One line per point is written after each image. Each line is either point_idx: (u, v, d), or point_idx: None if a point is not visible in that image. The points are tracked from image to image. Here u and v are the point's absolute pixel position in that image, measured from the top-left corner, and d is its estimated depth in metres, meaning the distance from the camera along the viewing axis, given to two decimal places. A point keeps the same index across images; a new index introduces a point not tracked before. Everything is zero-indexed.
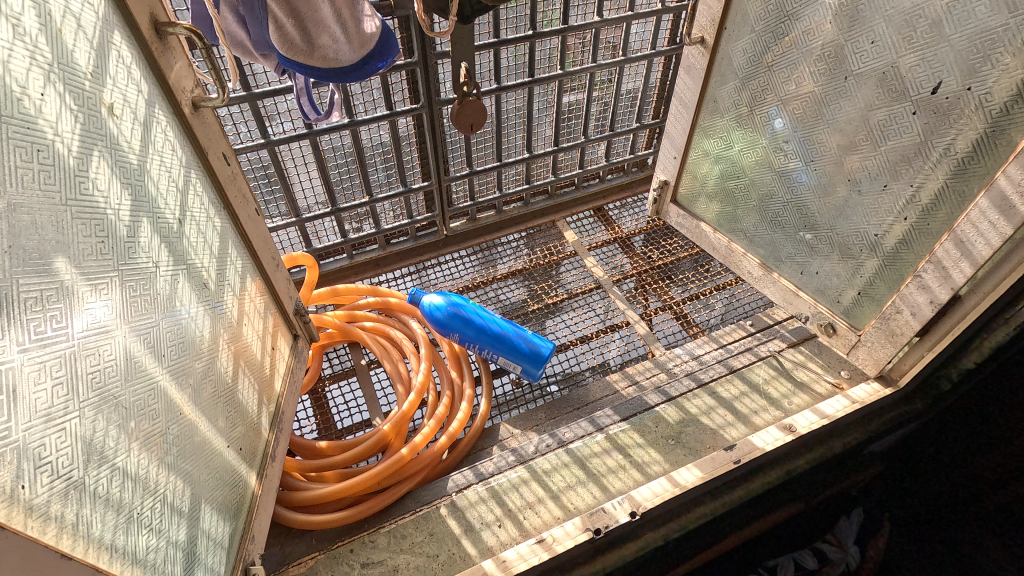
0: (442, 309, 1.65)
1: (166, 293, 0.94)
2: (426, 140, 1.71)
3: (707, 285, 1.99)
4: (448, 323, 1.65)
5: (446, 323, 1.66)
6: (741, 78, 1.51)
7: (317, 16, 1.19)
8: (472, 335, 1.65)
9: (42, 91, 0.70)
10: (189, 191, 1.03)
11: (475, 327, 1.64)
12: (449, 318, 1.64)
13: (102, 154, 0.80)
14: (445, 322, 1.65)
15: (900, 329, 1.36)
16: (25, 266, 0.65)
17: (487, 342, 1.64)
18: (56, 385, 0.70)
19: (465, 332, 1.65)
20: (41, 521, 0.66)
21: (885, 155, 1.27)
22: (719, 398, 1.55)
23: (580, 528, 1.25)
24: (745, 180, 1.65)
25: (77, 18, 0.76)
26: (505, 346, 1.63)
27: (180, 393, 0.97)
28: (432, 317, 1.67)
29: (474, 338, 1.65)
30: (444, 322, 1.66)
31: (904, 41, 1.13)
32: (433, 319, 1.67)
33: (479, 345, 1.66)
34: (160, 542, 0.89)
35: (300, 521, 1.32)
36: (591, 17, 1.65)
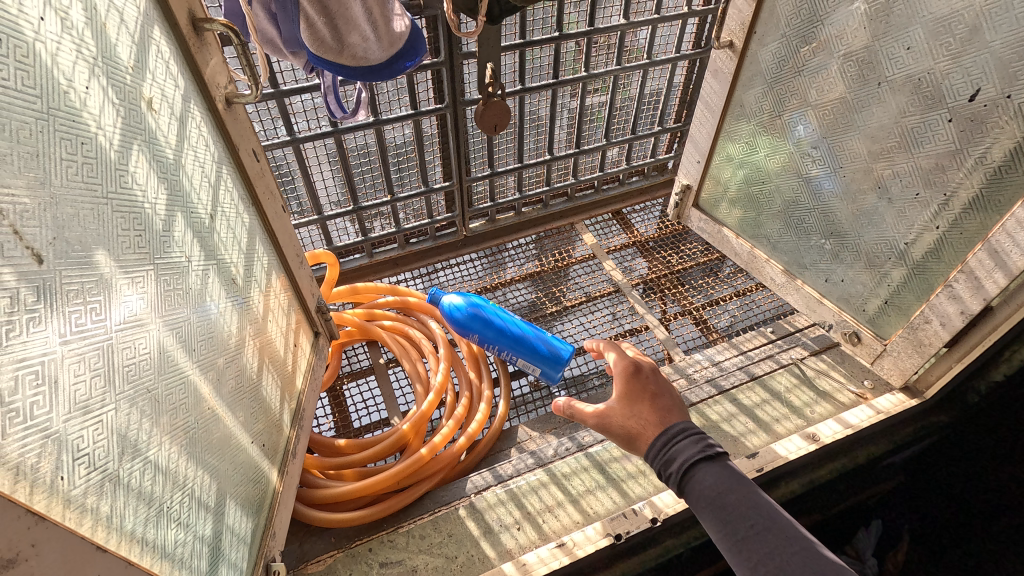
0: (462, 310, 1.64)
1: (197, 288, 0.95)
2: (449, 140, 1.71)
3: (727, 291, 1.98)
4: (468, 324, 1.64)
5: (466, 324, 1.65)
6: (769, 83, 1.50)
7: (348, 15, 1.19)
8: (492, 336, 1.64)
9: (87, 85, 0.70)
10: (220, 187, 1.03)
11: (495, 328, 1.64)
12: (469, 319, 1.64)
13: (141, 148, 0.81)
14: (465, 323, 1.65)
15: (928, 339, 1.34)
16: (67, 258, 0.66)
17: (507, 343, 1.64)
18: (95, 377, 0.70)
19: (484, 333, 1.65)
20: (78, 513, 0.66)
21: (917, 163, 1.25)
22: (740, 405, 1.55)
23: (600, 533, 1.24)
24: (770, 186, 1.64)
25: (120, 13, 0.77)
26: (525, 347, 1.62)
27: (208, 388, 0.97)
28: (451, 317, 1.67)
29: (494, 339, 1.64)
30: (464, 323, 1.65)
31: (942, 48, 1.11)
32: (453, 319, 1.67)
33: (499, 346, 1.65)
34: (187, 537, 0.89)
35: (320, 519, 1.31)
36: (617, 19, 1.64)
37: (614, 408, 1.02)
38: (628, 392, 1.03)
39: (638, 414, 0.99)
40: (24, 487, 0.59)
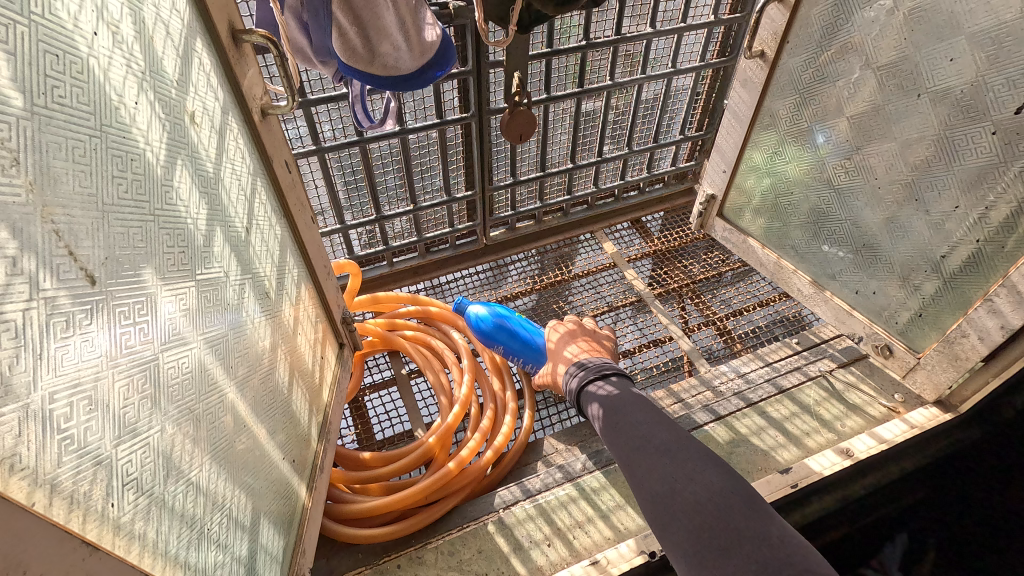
0: (488, 319, 1.65)
1: (234, 302, 0.93)
2: (473, 149, 1.70)
3: (750, 301, 1.96)
4: (494, 334, 1.65)
5: (491, 334, 1.66)
6: (800, 93, 1.48)
7: (379, 24, 1.18)
8: (517, 347, 1.64)
9: (136, 100, 0.68)
10: (255, 200, 1.02)
11: (521, 339, 1.63)
12: (495, 330, 1.64)
13: (185, 163, 0.79)
14: (490, 333, 1.65)
15: (965, 353, 1.32)
16: (118, 278, 0.64)
17: (533, 355, 1.63)
18: (141, 400, 0.68)
19: (510, 344, 1.64)
20: (127, 540, 0.64)
21: (958, 175, 1.23)
22: (769, 418, 1.53)
23: (634, 550, 1.22)
24: (798, 197, 1.62)
25: (166, 26, 0.75)
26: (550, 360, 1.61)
27: (243, 404, 0.95)
28: (477, 327, 1.67)
29: (519, 351, 1.64)
30: (489, 333, 1.66)
31: (987, 59, 1.09)
32: (478, 329, 1.67)
33: (523, 358, 1.64)
34: (225, 558, 0.87)
35: (347, 536, 1.29)
36: (644, 27, 1.63)
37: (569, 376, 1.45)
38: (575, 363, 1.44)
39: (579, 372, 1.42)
40: (78, 515, 0.58)
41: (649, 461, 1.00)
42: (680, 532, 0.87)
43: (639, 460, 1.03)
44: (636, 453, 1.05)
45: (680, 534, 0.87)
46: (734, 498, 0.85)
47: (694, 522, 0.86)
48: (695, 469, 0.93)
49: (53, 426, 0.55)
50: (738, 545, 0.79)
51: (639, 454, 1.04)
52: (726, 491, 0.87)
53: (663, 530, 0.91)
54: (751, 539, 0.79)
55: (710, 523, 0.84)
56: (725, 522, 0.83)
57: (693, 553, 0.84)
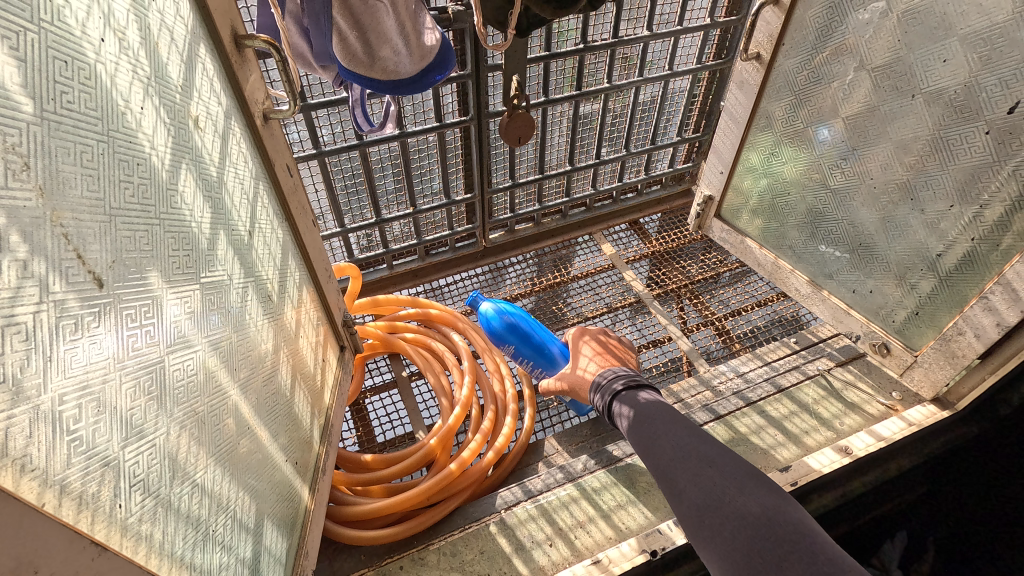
0: (503, 314, 1.70)
1: (237, 305, 0.94)
2: (472, 152, 1.71)
3: (748, 301, 1.97)
4: (506, 331, 1.69)
5: (504, 329, 1.71)
6: (796, 93, 1.49)
7: (379, 29, 1.20)
8: (525, 346, 1.68)
9: (142, 105, 0.69)
10: (257, 203, 1.03)
11: (531, 339, 1.67)
12: (508, 327, 1.69)
13: (189, 167, 0.80)
14: (502, 329, 1.70)
15: (961, 350, 1.33)
16: (125, 281, 0.65)
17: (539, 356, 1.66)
18: (148, 402, 0.69)
19: (519, 343, 1.69)
20: (134, 540, 0.65)
21: (952, 173, 1.24)
22: (768, 417, 1.54)
23: (636, 549, 1.22)
24: (795, 197, 1.63)
25: (171, 32, 0.76)
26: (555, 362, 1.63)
27: (246, 406, 0.96)
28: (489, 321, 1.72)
29: (527, 350, 1.67)
30: (501, 335, 1.71)
31: (980, 60, 1.11)
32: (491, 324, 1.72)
33: (529, 357, 1.68)
34: (230, 559, 0.87)
35: (349, 537, 1.29)
36: (641, 30, 1.64)
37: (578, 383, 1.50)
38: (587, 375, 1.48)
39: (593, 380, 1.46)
40: (86, 515, 0.58)
41: (692, 473, 1.01)
42: (730, 545, 0.88)
43: (676, 468, 1.05)
44: (674, 464, 1.06)
45: (728, 547, 0.88)
46: (782, 514, 0.86)
47: (742, 534, 0.87)
48: (745, 485, 0.93)
49: (62, 427, 0.55)
50: (790, 559, 0.80)
51: (679, 466, 1.04)
52: (778, 507, 0.87)
53: (708, 543, 0.91)
54: (802, 556, 0.80)
55: (759, 537, 0.85)
56: (775, 537, 0.83)
57: (741, 566, 0.85)
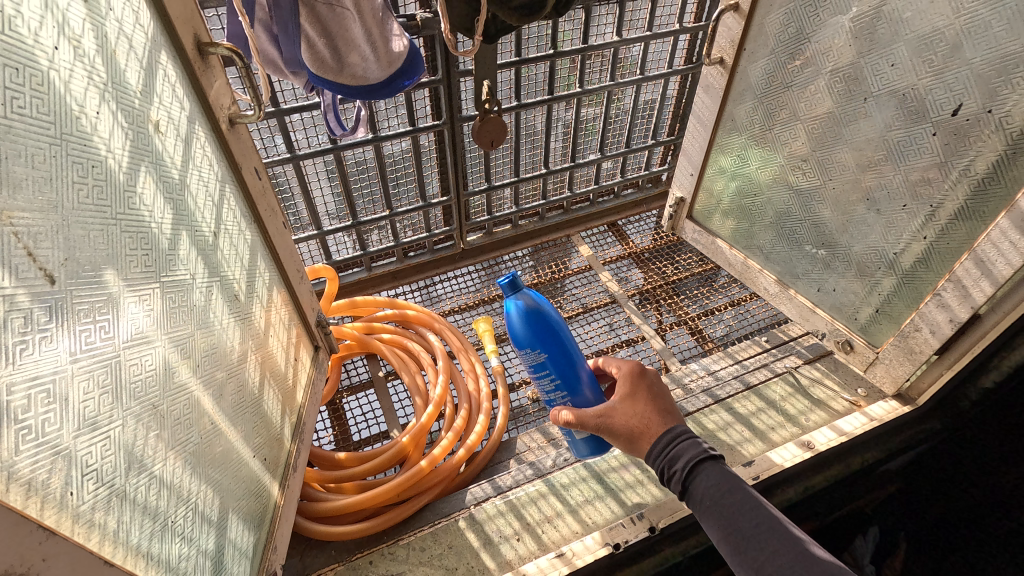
0: (548, 313, 1.28)
1: (201, 304, 0.96)
2: (446, 156, 1.74)
3: (721, 301, 2.00)
4: (544, 334, 1.27)
5: (540, 332, 1.27)
6: (759, 97, 1.53)
7: (348, 36, 1.23)
8: (560, 362, 1.26)
9: (98, 110, 0.72)
10: (224, 205, 1.05)
11: (571, 356, 1.27)
12: (548, 332, 1.27)
13: (148, 169, 0.83)
14: (539, 330, 1.26)
15: (919, 346, 1.37)
16: (79, 279, 0.68)
17: (572, 380, 1.26)
18: (102, 395, 0.71)
19: (553, 354, 1.27)
20: (86, 528, 0.68)
21: (905, 174, 1.28)
22: (736, 414, 1.57)
23: (599, 542, 1.25)
24: (763, 198, 1.67)
25: (129, 40, 0.79)
26: (588, 396, 1.27)
27: (210, 402, 0.98)
28: (525, 314, 1.27)
29: (561, 368, 1.25)
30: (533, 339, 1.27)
31: (925, 64, 1.15)
32: (527, 319, 1.27)
33: (557, 376, 1.27)
34: (191, 551, 0.90)
35: (320, 533, 1.32)
36: (611, 36, 1.68)
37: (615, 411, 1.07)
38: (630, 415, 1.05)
39: (638, 415, 1.05)
40: (36, 501, 0.61)
41: None
42: None
43: None
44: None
45: None
46: None
47: None
48: None
49: (10, 417, 0.58)
50: None
51: None
52: None
53: None
54: None
55: None
56: None
57: None
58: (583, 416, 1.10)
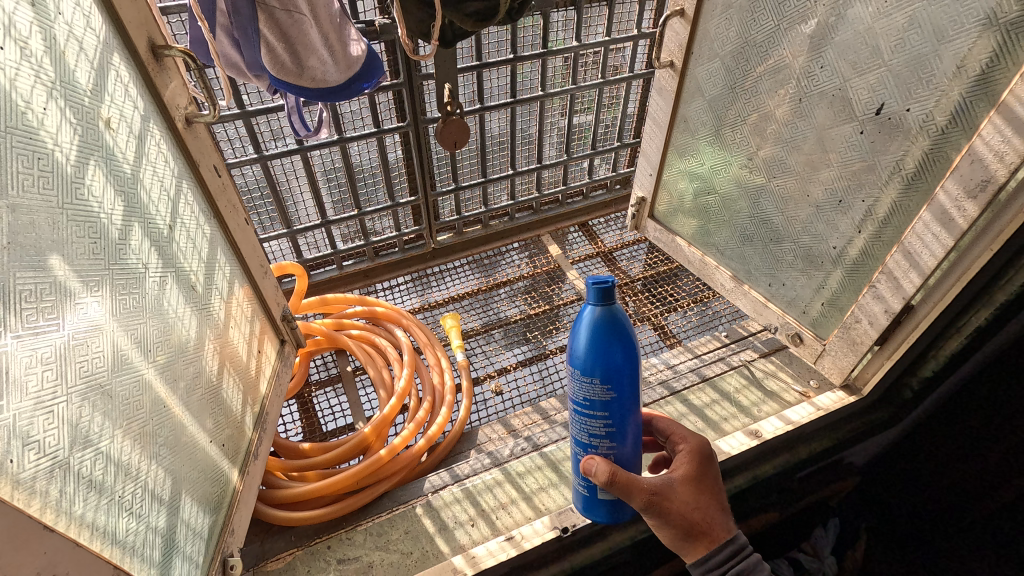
0: (631, 346, 1.03)
1: (155, 293, 1.02)
2: (412, 157, 1.81)
3: (685, 299, 2.05)
4: (618, 370, 1.02)
5: (614, 366, 1.02)
6: (710, 99, 1.61)
7: (306, 41, 1.28)
8: (624, 407, 1.06)
9: (45, 107, 0.78)
10: (180, 200, 1.11)
11: (636, 400, 1.07)
12: (625, 370, 1.03)
13: (98, 163, 0.88)
14: (614, 365, 1.02)
15: (860, 337, 1.42)
16: (23, 262, 0.73)
17: (627, 428, 1.08)
18: (46, 371, 0.76)
19: (622, 397, 1.04)
20: (27, 494, 0.72)
21: (839, 170, 1.35)
22: (691, 405, 1.61)
23: (547, 526, 1.28)
24: (716, 196, 1.73)
25: (80, 42, 0.85)
26: (633, 448, 1.10)
27: (163, 387, 1.03)
28: (603, 338, 1.01)
29: (624, 413, 1.05)
30: (599, 366, 1.02)
31: (851, 66, 1.23)
32: (603, 346, 1.01)
33: (612, 420, 1.07)
34: (140, 526, 0.94)
35: (281, 518, 1.37)
36: (571, 40, 1.75)
37: (673, 495, 1.05)
38: (688, 502, 1.05)
39: (696, 506, 1.06)
40: None
41: None
42: None
43: None
44: None
45: None
46: None
47: None
48: None
49: None
50: None
51: None
52: None
53: None
54: None
55: None
56: None
57: None
58: (633, 485, 1.04)
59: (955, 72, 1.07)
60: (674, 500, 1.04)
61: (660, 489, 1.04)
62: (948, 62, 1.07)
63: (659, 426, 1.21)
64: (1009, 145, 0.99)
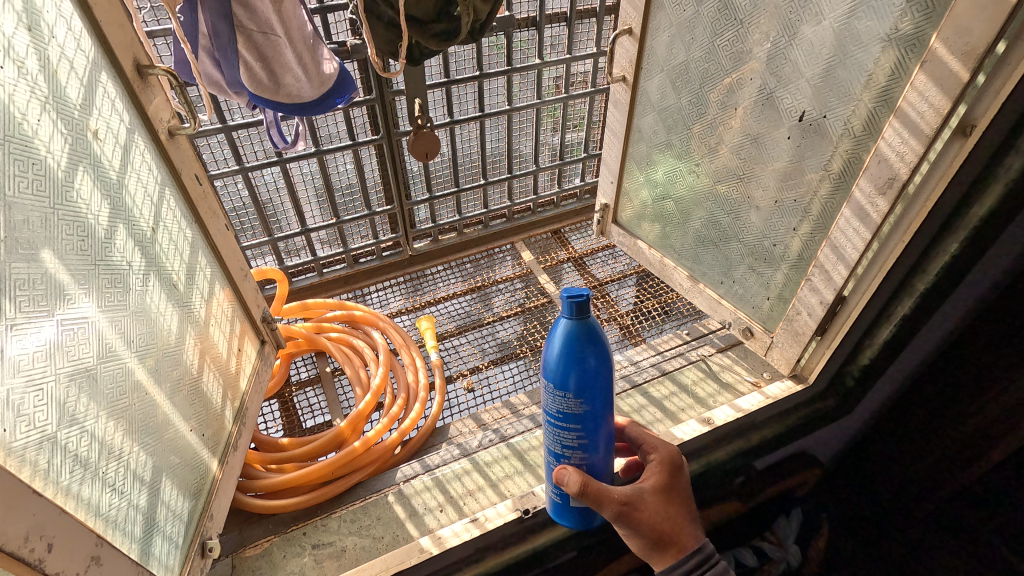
0: (606, 357, 1.00)
1: (138, 289, 1.11)
2: (387, 167, 1.97)
3: (651, 300, 2.17)
4: (591, 382, 1.00)
5: (588, 379, 1.00)
6: (657, 110, 1.75)
7: (281, 60, 1.40)
8: (597, 418, 1.04)
9: (39, 118, 0.88)
10: (163, 205, 1.21)
11: (610, 411, 1.05)
12: (599, 382, 1.00)
13: (86, 170, 0.98)
14: (588, 375, 0.99)
15: (802, 328, 1.54)
16: (16, 254, 0.82)
17: (600, 438, 1.07)
18: (36, 351, 0.85)
19: (594, 409, 1.03)
20: (19, 461, 0.80)
21: (772, 174, 1.47)
22: (650, 397, 1.70)
23: (510, 508, 1.35)
24: (669, 201, 1.86)
25: (71, 62, 0.95)
26: (606, 457, 1.10)
27: (147, 376, 1.11)
28: (577, 351, 0.98)
29: (597, 424, 1.03)
30: (572, 379, 1.00)
31: (774, 78, 1.37)
32: (577, 357, 0.99)
33: (585, 432, 1.05)
34: (122, 503, 1.02)
35: (258, 507, 1.46)
36: (534, 59, 1.93)
37: (644, 504, 1.05)
38: (659, 512, 1.05)
39: (667, 515, 1.06)
40: None
41: None
42: None
43: None
44: None
45: None
46: None
47: None
48: None
49: None
50: None
51: None
52: None
53: None
54: None
55: None
56: None
57: None
58: (603, 494, 1.04)
59: (863, 82, 1.20)
60: (643, 512, 1.04)
61: (629, 498, 1.05)
62: (853, 73, 1.21)
63: (632, 436, 1.21)
64: (908, 146, 1.12)
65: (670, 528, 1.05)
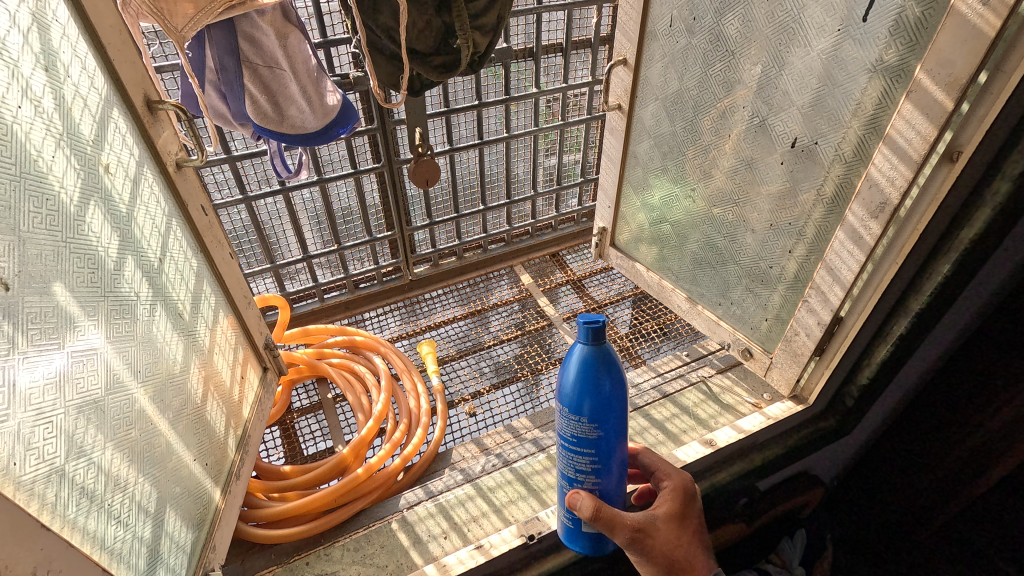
0: (620, 383, 1.01)
1: (145, 319, 1.12)
2: (388, 194, 2.01)
3: (650, 321, 2.19)
4: (606, 407, 1.01)
5: (603, 405, 1.01)
6: (652, 137, 1.80)
7: (287, 93, 1.44)
8: (612, 443, 1.05)
9: (53, 155, 0.90)
10: (170, 236, 1.23)
11: (623, 437, 1.06)
12: (613, 408, 1.01)
13: (97, 204, 1.00)
14: (603, 399, 1.00)
15: (801, 348, 1.56)
16: (30, 287, 0.83)
17: (612, 464, 1.07)
18: (47, 384, 0.85)
19: (608, 434, 1.03)
20: (27, 495, 0.80)
21: (766, 197, 1.51)
22: (652, 419, 1.71)
23: (514, 534, 1.33)
24: (665, 224, 1.90)
25: (85, 100, 0.98)
26: (618, 482, 1.10)
27: (152, 406, 1.12)
28: (592, 376, 1.00)
29: (611, 449, 1.04)
30: (588, 404, 1.01)
31: (766, 106, 1.41)
32: (592, 381, 1.00)
33: (598, 457, 1.06)
34: (127, 535, 1.01)
35: (261, 536, 1.45)
36: (531, 88, 1.99)
37: (658, 531, 1.05)
38: (672, 539, 1.05)
39: (681, 543, 1.06)
40: None
41: None
42: None
43: None
44: None
45: None
46: None
47: None
48: None
49: None
50: None
51: None
52: None
53: None
54: None
55: None
56: None
57: None
58: (615, 520, 1.04)
59: (852, 110, 1.24)
60: (656, 537, 1.04)
61: (644, 525, 1.04)
62: (841, 101, 1.25)
63: (644, 461, 1.22)
64: (898, 172, 1.17)
65: (683, 557, 1.05)
